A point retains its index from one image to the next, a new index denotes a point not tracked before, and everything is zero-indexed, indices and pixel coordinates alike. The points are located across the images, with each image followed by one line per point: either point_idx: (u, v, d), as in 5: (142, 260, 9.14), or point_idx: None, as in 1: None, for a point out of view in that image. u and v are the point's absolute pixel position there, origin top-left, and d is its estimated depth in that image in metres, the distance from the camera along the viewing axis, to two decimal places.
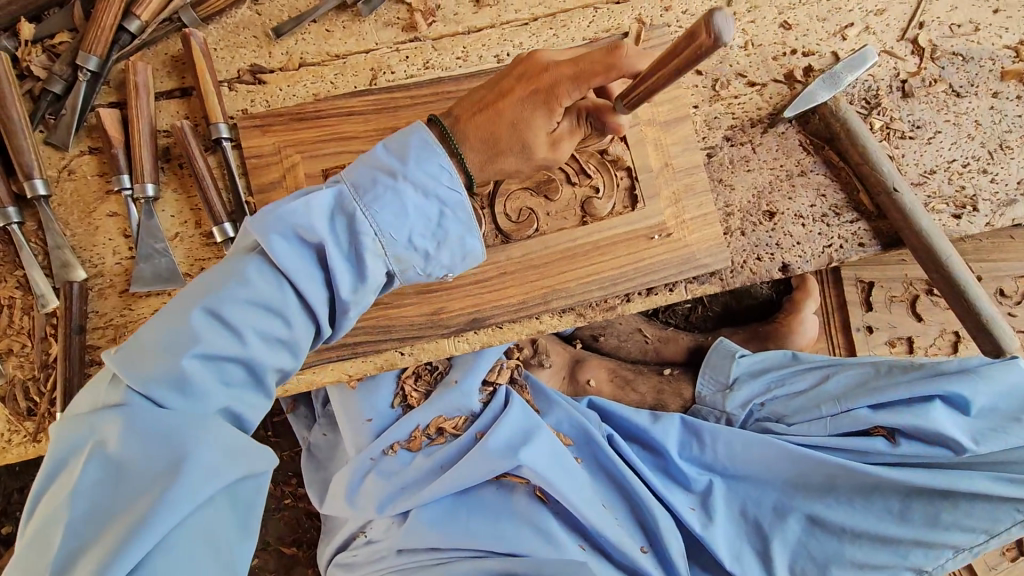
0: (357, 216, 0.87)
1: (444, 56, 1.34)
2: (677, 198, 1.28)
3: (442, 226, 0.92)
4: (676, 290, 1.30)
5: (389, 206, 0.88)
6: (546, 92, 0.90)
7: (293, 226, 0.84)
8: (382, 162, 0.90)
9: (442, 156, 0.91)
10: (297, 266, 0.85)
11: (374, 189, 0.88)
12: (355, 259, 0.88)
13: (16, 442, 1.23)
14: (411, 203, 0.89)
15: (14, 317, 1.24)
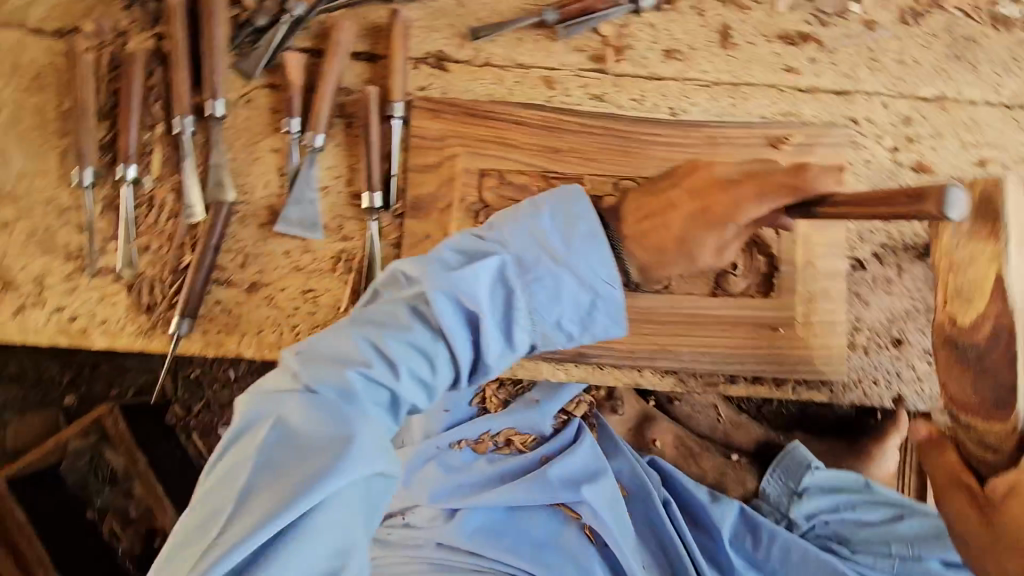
0: (516, 290, 0.94)
1: (621, 94, 1.33)
2: (812, 299, 1.25)
3: (592, 314, 0.97)
4: (782, 387, 1.28)
5: (547, 286, 0.94)
6: (718, 212, 0.97)
7: (463, 286, 0.91)
8: (541, 236, 0.94)
9: (604, 250, 0.94)
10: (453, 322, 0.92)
11: (537, 261, 0.93)
12: (508, 322, 0.95)
13: (128, 332, 1.29)
14: (568, 289, 0.94)
15: (160, 218, 1.31)
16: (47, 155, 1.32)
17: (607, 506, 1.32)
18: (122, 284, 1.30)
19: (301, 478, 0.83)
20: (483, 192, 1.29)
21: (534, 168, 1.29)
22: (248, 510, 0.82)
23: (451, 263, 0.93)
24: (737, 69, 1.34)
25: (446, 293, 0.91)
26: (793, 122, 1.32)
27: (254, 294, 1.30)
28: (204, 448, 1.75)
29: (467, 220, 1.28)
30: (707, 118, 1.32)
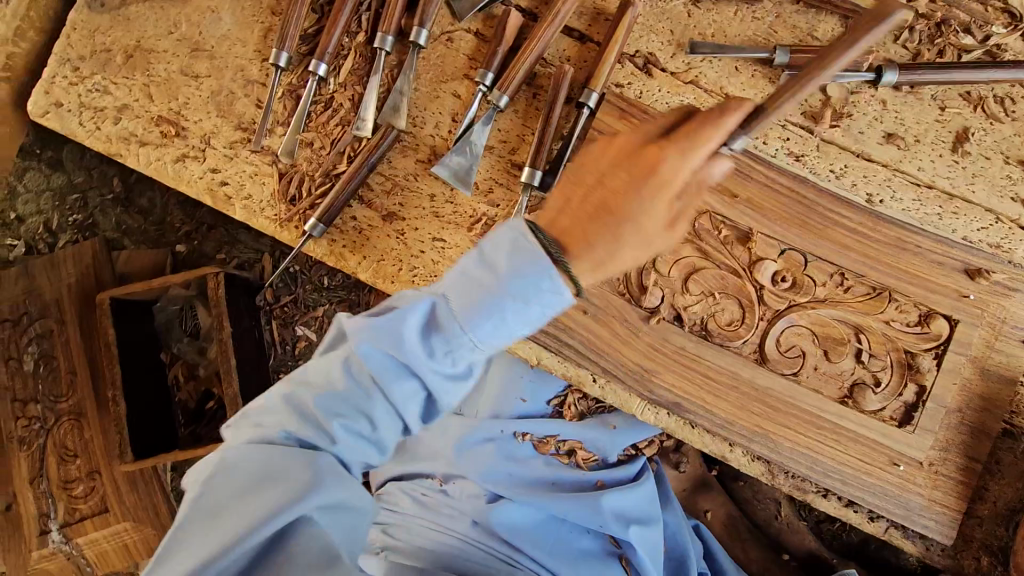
0: (450, 324, 0.83)
1: (821, 161, 1.23)
2: (947, 445, 1.14)
3: (533, 311, 0.82)
4: (874, 521, 1.17)
5: (489, 317, 0.81)
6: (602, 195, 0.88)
7: (387, 338, 0.84)
8: (489, 272, 0.81)
9: (541, 259, 0.79)
10: (401, 393, 0.87)
11: (474, 298, 0.82)
12: (448, 355, 0.84)
13: (264, 214, 1.33)
14: (510, 310, 0.81)
15: (330, 120, 1.33)
16: (254, 27, 1.36)
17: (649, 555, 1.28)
18: (276, 169, 1.33)
19: (298, 474, 0.89)
20: None
21: (704, 204, 1.20)
22: (173, 555, 0.87)
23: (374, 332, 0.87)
24: (958, 179, 1.20)
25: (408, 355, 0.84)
26: (999, 256, 1.17)
27: (389, 224, 1.31)
28: (278, 340, 1.81)
29: None
30: (905, 218, 1.19)
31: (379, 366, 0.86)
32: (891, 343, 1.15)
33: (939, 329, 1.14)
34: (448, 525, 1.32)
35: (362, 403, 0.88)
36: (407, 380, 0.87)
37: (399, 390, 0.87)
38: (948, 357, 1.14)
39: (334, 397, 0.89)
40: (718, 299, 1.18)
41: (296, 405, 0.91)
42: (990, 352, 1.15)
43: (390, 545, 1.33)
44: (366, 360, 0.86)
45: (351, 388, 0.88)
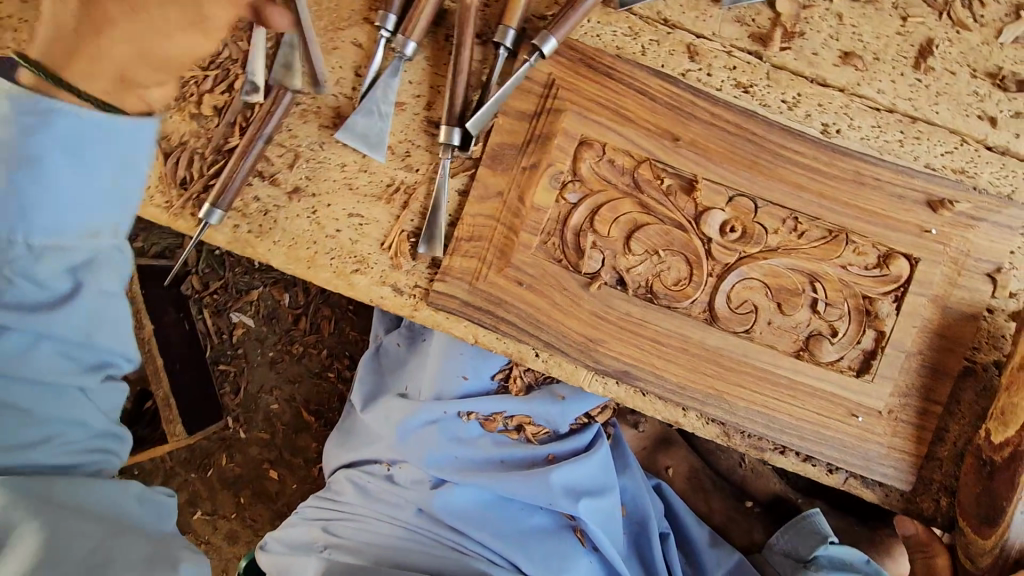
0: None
1: (771, 91, 1.09)
2: (907, 390, 1.08)
3: (103, 166, 0.79)
4: (833, 473, 1.13)
5: (43, 203, 0.76)
6: None
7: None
8: (3, 141, 0.75)
9: (43, 102, 0.75)
10: (78, 317, 0.82)
11: (3, 193, 0.75)
12: (53, 272, 0.79)
13: (155, 202, 1.17)
14: (61, 183, 0.77)
15: (213, 86, 1.14)
16: None
17: (601, 524, 1.30)
18: (159, 147, 1.16)
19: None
20: (578, 163, 1.08)
21: (642, 151, 1.07)
22: None
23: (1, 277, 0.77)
24: (920, 99, 1.08)
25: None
26: (963, 183, 1.07)
27: (296, 201, 1.16)
28: (213, 328, 1.69)
29: (550, 189, 1.08)
30: (862, 149, 1.08)
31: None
32: (848, 290, 1.07)
33: (899, 270, 1.06)
34: (394, 515, 1.35)
35: (39, 363, 0.81)
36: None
37: (76, 319, 0.82)
38: (909, 299, 1.06)
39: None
40: (663, 258, 1.08)
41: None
42: (956, 290, 1.07)
43: (334, 542, 1.36)
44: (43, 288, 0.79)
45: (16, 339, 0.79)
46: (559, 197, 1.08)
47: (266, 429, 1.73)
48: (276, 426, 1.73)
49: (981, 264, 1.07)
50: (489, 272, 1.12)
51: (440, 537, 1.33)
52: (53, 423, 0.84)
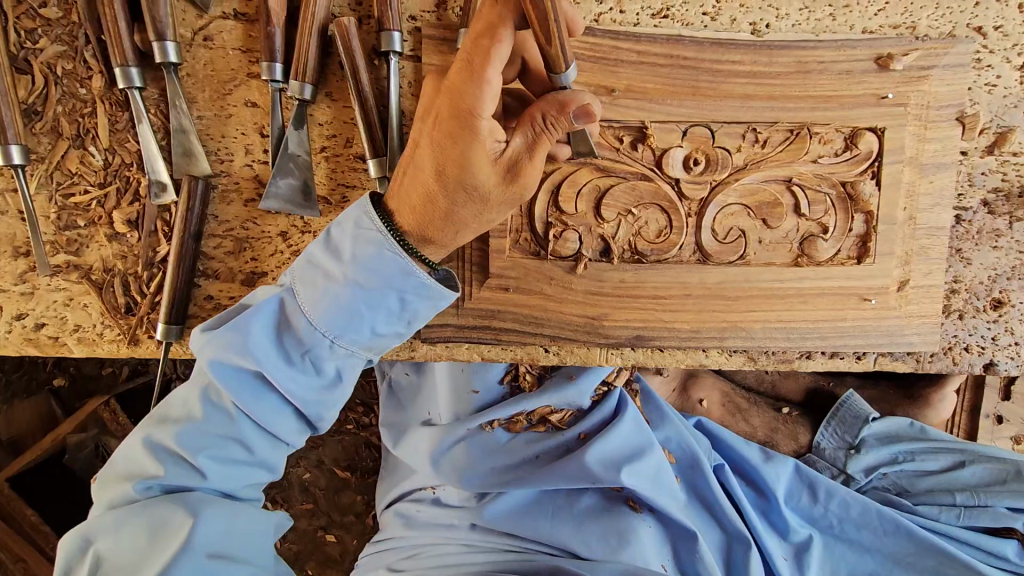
0: (319, 306, 0.90)
1: (688, 7, 1.03)
2: (909, 259, 1.08)
3: (403, 302, 0.91)
4: (863, 359, 1.13)
5: (341, 315, 0.90)
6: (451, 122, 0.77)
7: (236, 352, 0.91)
8: (318, 285, 0.91)
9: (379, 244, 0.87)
10: (263, 415, 0.95)
11: (315, 294, 0.91)
12: (303, 365, 0.94)
13: (109, 338, 1.09)
14: (360, 306, 0.89)
15: (121, 200, 1.05)
16: None
17: (647, 486, 1.29)
18: (88, 280, 1.07)
19: (192, 506, 0.94)
20: None
21: None
22: None
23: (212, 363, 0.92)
24: None
25: (260, 358, 0.91)
26: (905, 36, 1.03)
27: (254, 286, 1.09)
28: None
29: None
30: (797, 36, 1.03)
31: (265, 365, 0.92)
32: (825, 182, 1.04)
33: (869, 146, 1.04)
34: (449, 538, 1.37)
35: (224, 428, 0.95)
36: (279, 371, 0.92)
37: (265, 410, 0.96)
38: (886, 170, 1.04)
39: (199, 430, 0.95)
40: (638, 215, 1.04)
41: (156, 445, 0.96)
42: (927, 146, 1.05)
43: None
44: (239, 391, 0.93)
45: (214, 415, 0.95)
46: None
47: (307, 499, 1.70)
48: (317, 493, 1.69)
49: (945, 111, 1.05)
50: (472, 288, 1.07)
51: (499, 546, 1.34)
52: (230, 477, 0.99)
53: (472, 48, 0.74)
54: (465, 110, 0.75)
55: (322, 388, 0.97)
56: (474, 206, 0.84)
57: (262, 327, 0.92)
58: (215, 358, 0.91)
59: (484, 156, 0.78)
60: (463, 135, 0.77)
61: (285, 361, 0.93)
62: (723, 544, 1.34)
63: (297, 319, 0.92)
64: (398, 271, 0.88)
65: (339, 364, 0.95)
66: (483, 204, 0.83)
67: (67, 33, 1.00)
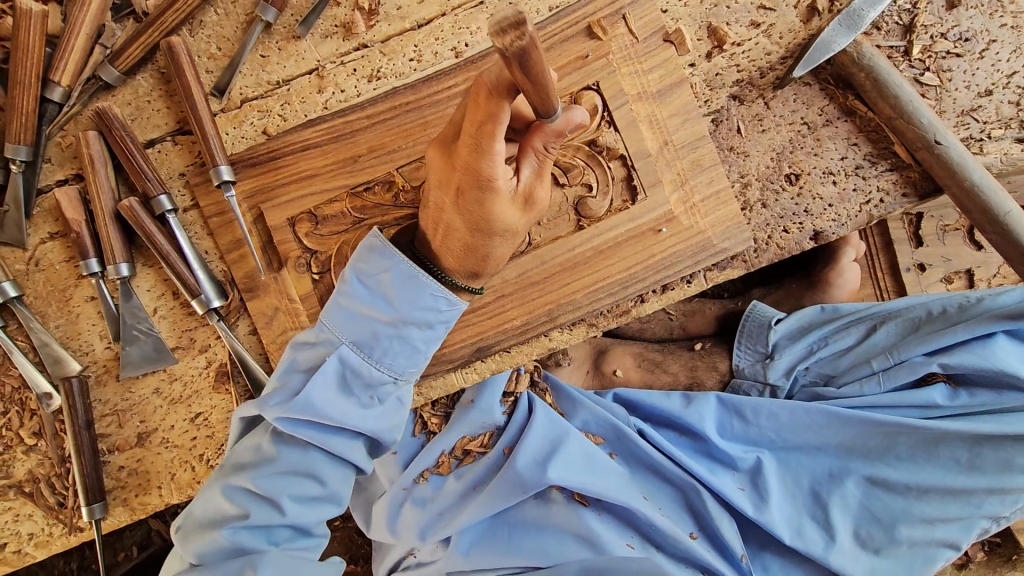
0: (366, 369, 0.98)
1: (396, 61, 1.16)
2: (683, 178, 1.12)
3: (424, 347, 1.00)
4: (694, 281, 1.15)
5: (366, 386, 0.99)
6: (479, 179, 0.86)
7: (275, 457, 0.99)
8: (361, 368, 0.98)
9: (426, 287, 0.96)
10: (297, 508, 0.99)
11: (359, 379, 0.99)
12: (356, 447, 1.02)
13: (58, 533, 1.24)
14: (384, 368, 0.99)
15: (23, 418, 1.22)
16: None
17: (577, 471, 1.30)
18: (24, 494, 1.24)
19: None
20: (304, 240, 1.15)
21: (339, 189, 1.14)
22: None
23: (247, 468, 1.00)
24: None
25: (289, 462, 0.98)
26: None
27: (149, 444, 1.23)
28: None
29: (301, 277, 1.15)
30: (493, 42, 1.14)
31: (319, 440, 0.98)
32: (570, 149, 1.11)
33: (592, 102, 1.10)
34: None
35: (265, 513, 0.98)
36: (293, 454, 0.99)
37: (304, 492, 1.00)
38: (618, 115, 1.10)
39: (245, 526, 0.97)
40: None
41: (204, 554, 0.98)
42: (649, 75, 1.11)
43: None
44: (265, 488, 0.98)
45: (253, 506, 0.98)
46: (311, 277, 1.15)
47: None
48: None
49: (650, 40, 1.11)
50: None
51: None
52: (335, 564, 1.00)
53: (476, 126, 0.81)
54: (484, 177, 0.85)
55: (388, 425, 1.02)
56: (507, 241, 0.96)
57: (268, 428, 1.02)
58: (225, 480, 1.00)
59: (503, 201, 0.90)
60: (484, 198, 0.87)
61: (302, 451, 0.99)
62: (679, 497, 1.35)
63: (331, 417, 0.96)
64: (433, 300, 0.97)
65: (401, 395, 1.02)
66: (506, 237, 0.95)
67: None
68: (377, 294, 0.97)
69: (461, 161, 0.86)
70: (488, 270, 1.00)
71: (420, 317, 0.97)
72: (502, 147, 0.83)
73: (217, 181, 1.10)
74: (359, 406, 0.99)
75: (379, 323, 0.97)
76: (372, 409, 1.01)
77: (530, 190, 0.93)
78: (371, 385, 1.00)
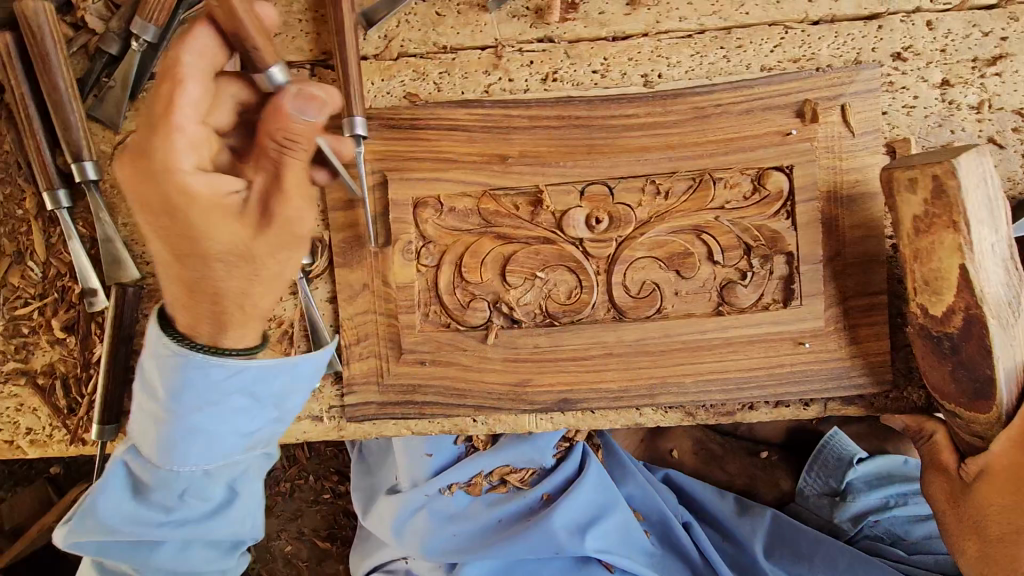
0: (173, 443, 0.93)
1: (578, 67, 1.04)
2: (842, 296, 1.01)
3: (198, 425, 0.92)
4: (813, 406, 1.05)
5: (196, 455, 0.95)
6: (166, 163, 0.71)
7: (106, 525, 0.99)
8: (170, 443, 0.94)
9: (194, 365, 0.87)
10: (168, 563, 1.03)
11: (168, 452, 0.94)
12: (191, 505, 1.00)
13: (56, 438, 1.14)
14: (203, 438, 0.94)
15: (60, 308, 1.12)
16: None
17: (615, 546, 1.27)
18: (34, 385, 1.13)
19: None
20: (421, 226, 1.03)
21: (476, 185, 1.03)
22: None
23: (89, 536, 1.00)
24: (723, 8, 1.02)
25: (120, 526, 0.99)
26: (804, 70, 1.01)
27: None
28: None
29: (406, 264, 1.03)
30: (690, 82, 1.03)
31: (158, 504, 0.99)
32: (736, 227, 1.00)
33: (778, 185, 0.99)
34: None
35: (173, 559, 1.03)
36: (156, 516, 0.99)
37: (166, 554, 1.03)
38: (800, 208, 0.99)
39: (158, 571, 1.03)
40: (545, 278, 1.03)
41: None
42: (846, 176, 1.00)
43: None
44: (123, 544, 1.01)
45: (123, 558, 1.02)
46: (418, 266, 1.03)
47: (290, 572, 1.68)
48: (300, 566, 1.68)
49: (861, 139, 1.00)
50: (390, 364, 1.07)
51: None
52: None
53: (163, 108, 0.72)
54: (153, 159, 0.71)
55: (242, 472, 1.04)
56: (236, 274, 0.79)
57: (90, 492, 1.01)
58: (72, 541, 1.01)
59: (226, 219, 0.75)
60: (165, 191, 0.72)
61: (147, 518, 0.99)
62: None
63: (159, 482, 0.98)
64: (204, 376, 0.88)
65: (247, 458, 1.02)
66: (241, 258, 0.78)
67: (5, 161, 1.11)
68: (148, 357, 0.92)
69: (148, 127, 0.73)
70: (242, 315, 0.85)
71: (201, 396, 0.89)
72: (191, 91, 0.72)
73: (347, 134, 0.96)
74: (180, 472, 0.97)
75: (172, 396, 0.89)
76: (210, 474, 0.99)
77: (267, 198, 0.77)
78: (201, 457, 0.96)
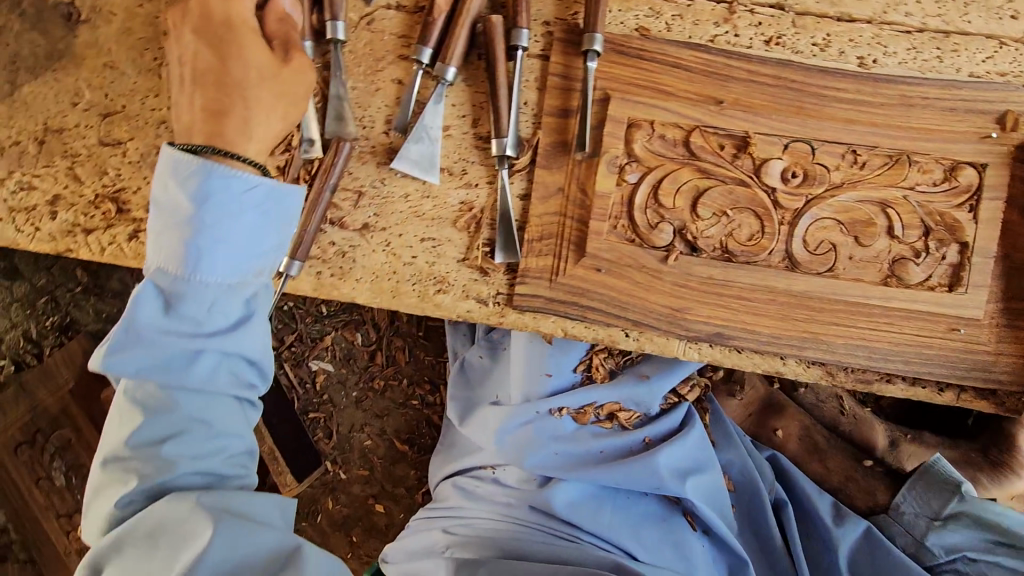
0: (212, 241, 0.94)
1: (800, 37, 1.13)
2: (1001, 294, 1.09)
3: (249, 213, 0.96)
4: (946, 392, 1.12)
5: (227, 252, 0.95)
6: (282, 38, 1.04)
7: (129, 351, 0.93)
8: (203, 245, 0.93)
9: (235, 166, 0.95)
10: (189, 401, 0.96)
11: (209, 256, 0.94)
12: (219, 321, 0.96)
13: None
14: (237, 230, 0.95)
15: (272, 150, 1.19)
16: (150, 69, 1.24)
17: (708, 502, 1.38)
18: None
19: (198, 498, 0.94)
20: (630, 145, 1.12)
21: (689, 120, 1.11)
22: None
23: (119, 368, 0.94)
24: (946, 13, 1.12)
25: (151, 346, 0.93)
26: (1010, 84, 1.09)
27: (369, 237, 1.21)
28: (294, 379, 1.76)
29: (609, 175, 1.12)
30: (903, 72, 1.11)
31: (189, 323, 0.94)
32: (921, 209, 1.08)
33: (968, 180, 1.08)
34: (507, 514, 1.40)
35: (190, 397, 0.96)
36: (174, 354, 0.94)
37: (194, 378, 0.95)
38: (984, 205, 1.07)
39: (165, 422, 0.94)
40: (733, 217, 1.11)
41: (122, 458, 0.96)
42: None
43: (455, 541, 1.40)
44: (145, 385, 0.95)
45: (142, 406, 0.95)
46: (618, 180, 1.12)
47: (364, 465, 1.77)
48: (375, 462, 1.76)
49: None
50: (568, 265, 1.15)
51: (557, 529, 1.37)
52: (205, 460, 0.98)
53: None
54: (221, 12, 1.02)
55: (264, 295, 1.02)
56: (265, 86, 1.00)
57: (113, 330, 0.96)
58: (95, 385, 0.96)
59: (258, 42, 1.01)
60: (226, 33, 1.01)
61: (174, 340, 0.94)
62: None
63: (188, 300, 0.93)
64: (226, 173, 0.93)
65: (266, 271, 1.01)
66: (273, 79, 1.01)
67: None
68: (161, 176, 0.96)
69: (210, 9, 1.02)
70: (243, 130, 0.99)
71: (243, 183, 0.95)
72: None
73: (585, 47, 1.09)
74: (213, 277, 0.95)
75: (196, 211, 0.93)
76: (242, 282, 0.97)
77: (286, 43, 1.04)
78: (235, 253, 0.96)
